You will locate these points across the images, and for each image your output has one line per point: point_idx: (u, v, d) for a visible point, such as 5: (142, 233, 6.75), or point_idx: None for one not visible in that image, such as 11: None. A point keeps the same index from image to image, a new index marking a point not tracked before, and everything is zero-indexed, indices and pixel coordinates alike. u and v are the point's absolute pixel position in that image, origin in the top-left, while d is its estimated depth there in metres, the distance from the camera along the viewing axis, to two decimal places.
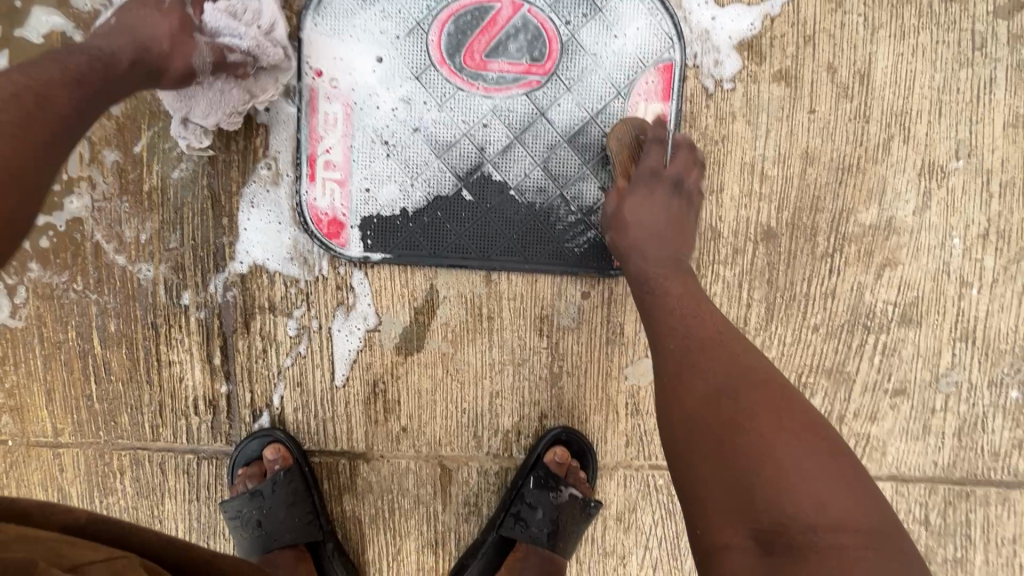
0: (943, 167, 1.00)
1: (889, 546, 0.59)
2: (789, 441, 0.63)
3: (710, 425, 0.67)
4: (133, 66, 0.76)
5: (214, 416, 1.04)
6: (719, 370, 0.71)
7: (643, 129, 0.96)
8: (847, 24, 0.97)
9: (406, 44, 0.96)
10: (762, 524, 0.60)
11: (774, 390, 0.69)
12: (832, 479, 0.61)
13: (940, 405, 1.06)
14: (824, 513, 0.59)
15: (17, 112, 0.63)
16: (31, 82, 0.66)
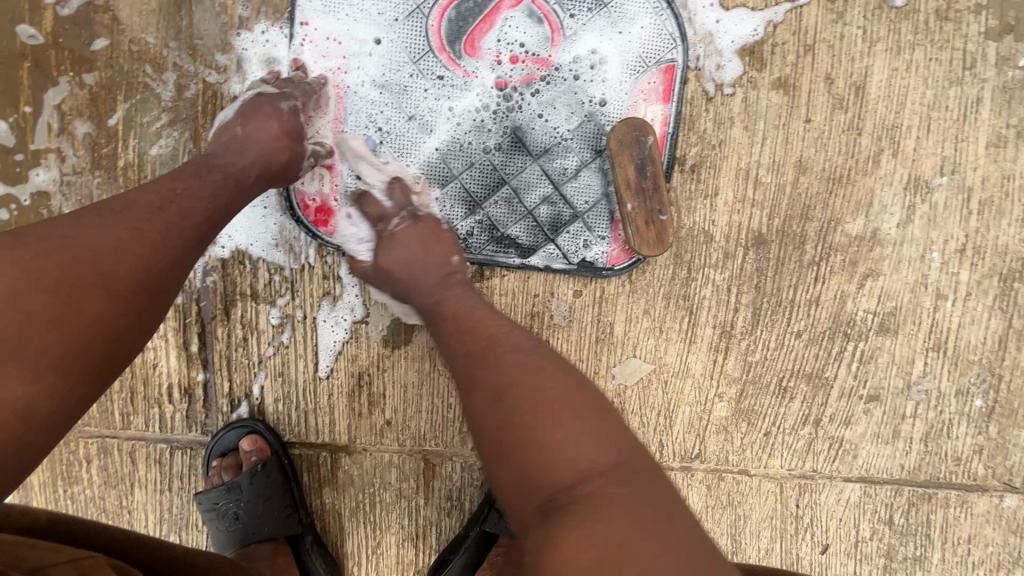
0: (928, 182, 1.02)
1: (636, 481, 0.61)
2: (569, 420, 0.63)
3: (495, 422, 0.66)
4: (241, 189, 0.79)
5: (189, 405, 1.00)
6: (484, 378, 0.70)
7: (641, 132, 0.95)
8: (847, 35, 0.98)
9: (404, 27, 0.93)
10: (543, 495, 0.60)
11: (557, 380, 0.67)
12: (578, 437, 0.62)
13: (910, 411, 1.10)
14: (576, 469, 0.60)
15: (130, 229, 0.64)
16: (136, 200, 0.68)
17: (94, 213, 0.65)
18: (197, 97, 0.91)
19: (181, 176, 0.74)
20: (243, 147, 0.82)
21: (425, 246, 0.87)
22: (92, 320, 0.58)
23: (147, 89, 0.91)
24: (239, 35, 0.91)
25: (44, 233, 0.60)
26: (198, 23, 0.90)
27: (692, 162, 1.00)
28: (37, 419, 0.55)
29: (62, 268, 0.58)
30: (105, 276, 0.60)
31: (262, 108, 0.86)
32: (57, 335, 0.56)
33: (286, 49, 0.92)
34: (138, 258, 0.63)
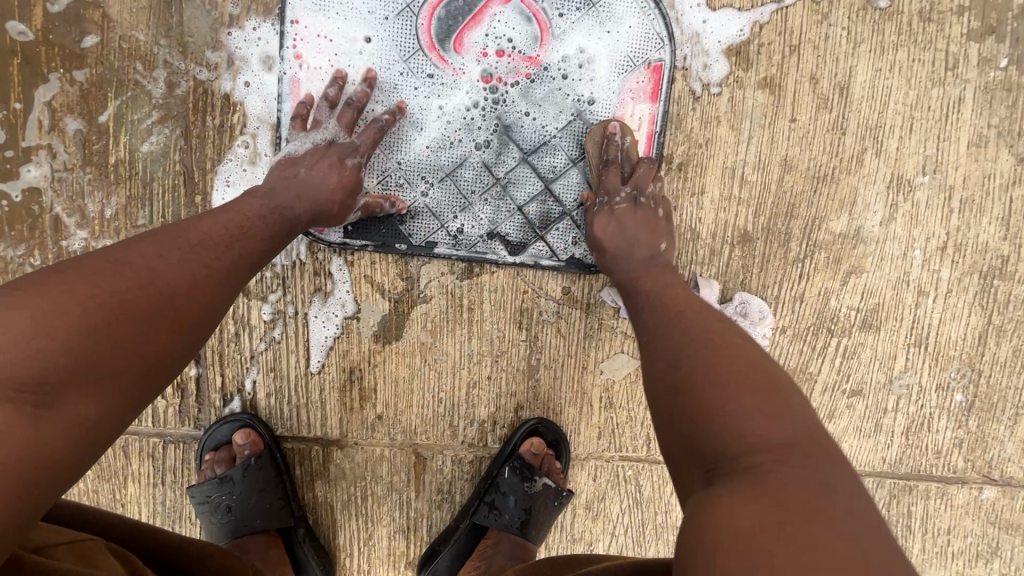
0: (910, 181, 1.04)
1: (862, 509, 0.54)
2: (736, 394, 0.62)
3: (664, 386, 0.68)
4: (293, 234, 0.83)
5: (182, 400, 1.01)
6: (669, 347, 0.71)
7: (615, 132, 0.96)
8: (832, 36, 1.00)
9: (395, 26, 0.94)
10: (707, 461, 0.60)
11: (745, 374, 0.64)
12: (759, 412, 0.60)
13: (892, 405, 1.12)
14: (748, 442, 0.59)
15: (204, 266, 0.68)
16: (207, 234, 0.72)
17: (172, 242, 0.68)
18: (188, 95, 0.92)
19: (245, 212, 0.79)
20: (302, 190, 0.86)
21: (644, 231, 0.93)
22: (160, 352, 0.61)
23: (138, 86, 0.91)
24: (229, 32, 0.91)
25: (130, 261, 0.63)
26: (188, 21, 0.90)
27: (679, 160, 1.02)
28: (95, 443, 0.57)
29: (145, 299, 0.61)
30: (177, 304, 0.63)
31: (328, 157, 0.89)
32: (130, 364, 0.58)
33: (277, 46, 0.92)
34: (207, 296, 0.67)
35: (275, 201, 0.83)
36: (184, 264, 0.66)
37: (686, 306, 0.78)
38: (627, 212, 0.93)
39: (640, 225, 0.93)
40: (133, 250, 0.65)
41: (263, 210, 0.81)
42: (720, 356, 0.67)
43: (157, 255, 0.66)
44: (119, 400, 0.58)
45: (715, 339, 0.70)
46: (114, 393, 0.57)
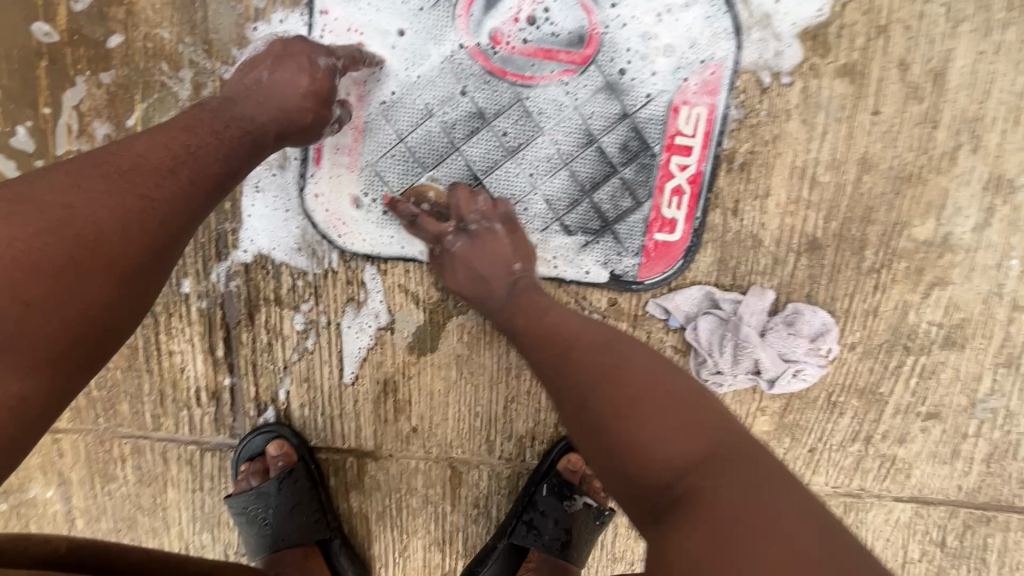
0: (1012, 182, 0.91)
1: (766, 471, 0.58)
2: (653, 409, 0.62)
3: (580, 418, 0.67)
4: (256, 149, 0.75)
5: (218, 409, 1.00)
6: (580, 367, 0.70)
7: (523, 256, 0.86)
8: (927, 14, 0.86)
9: (431, 18, 0.87)
10: (651, 471, 0.59)
11: (665, 395, 0.64)
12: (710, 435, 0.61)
13: (973, 430, 1.01)
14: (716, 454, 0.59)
15: (138, 197, 0.62)
16: (141, 158, 0.65)
17: (95, 170, 0.62)
18: (215, 96, 0.87)
19: (196, 129, 0.71)
20: (266, 98, 0.76)
21: (491, 254, 0.86)
22: (91, 301, 0.57)
23: (164, 87, 0.87)
24: (255, 27, 0.85)
25: (37, 197, 0.57)
26: (212, 17, 0.85)
27: (742, 159, 0.92)
28: (32, 412, 0.54)
29: (59, 245, 0.55)
30: (106, 251, 0.58)
31: (296, 56, 0.78)
32: (55, 324, 0.54)
33: (305, 39, 0.86)
34: (146, 234, 0.61)
35: (233, 118, 0.74)
36: (111, 197, 0.60)
37: (566, 326, 0.77)
38: (484, 245, 0.86)
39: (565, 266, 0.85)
40: (46, 190, 0.58)
41: (216, 129, 0.72)
42: (663, 377, 0.67)
43: (67, 191, 0.59)
44: (44, 362, 0.54)
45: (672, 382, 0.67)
46: (39, 351, 0.53)
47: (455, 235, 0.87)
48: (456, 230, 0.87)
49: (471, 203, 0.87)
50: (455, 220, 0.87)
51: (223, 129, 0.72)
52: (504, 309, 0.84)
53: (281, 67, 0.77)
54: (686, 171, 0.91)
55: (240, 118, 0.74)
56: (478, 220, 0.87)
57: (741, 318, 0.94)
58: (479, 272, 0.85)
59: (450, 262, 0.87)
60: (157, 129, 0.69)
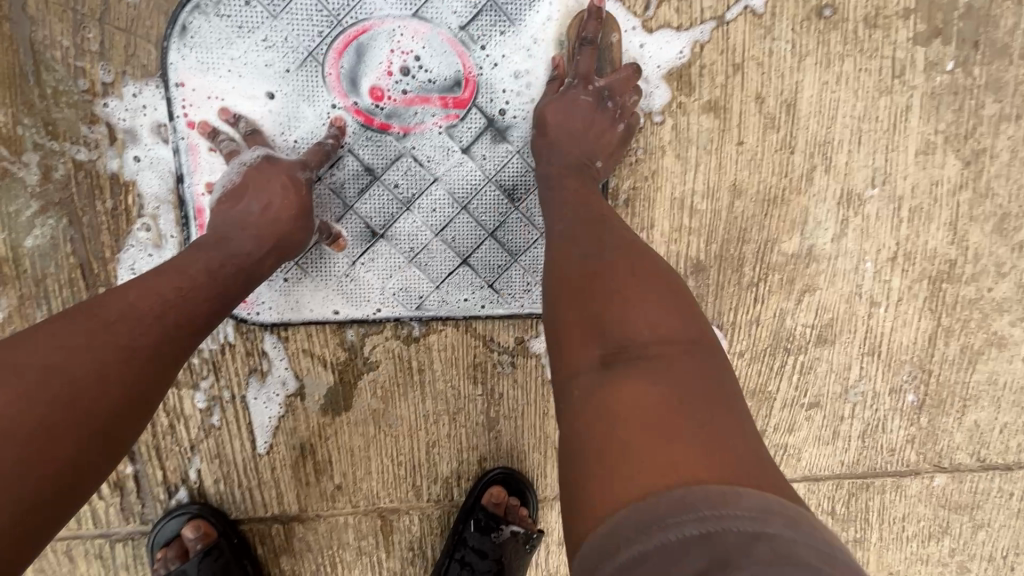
0: (860, 195, 1.02)
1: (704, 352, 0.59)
2: (653, 300, 0.61)
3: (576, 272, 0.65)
4: (250, 282, 0.72)
5: (123, 498, 0.95)
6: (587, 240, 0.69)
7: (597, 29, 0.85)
8: (776, 50, 0.93)
9: (299, 79, 0.82)
10: (608, 346, 0.59)
11: (665, 285, 0.63)
12: (646, 301, 0.60)
13: (848, 412, 1.14)
14: (653, 326, 0.59)
15: (119, 347, 0.57)
16: (132, 305, 0.60)
17: (82, 322, 0.57)
18: (69, 178, 0.80)
19: (188, 268, 0.67)
20: (260, 229, 0.73)
21: (588, 130, 0.84)
22: (57, 469, 0.51)
23: (8, 174, 0.79)
24: (105, 103, 0.79)
25: (15, 360, 0.52)
26: (53, 95, 0.78)
27: (626, 195, 0.96)
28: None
29: (32, 409, 0.50)
30: (83, 411, 0.53)
31: (277, 177, 0.76)
32: (17, 495, 0.48)
33: (166, 111, 0.80)
34: (125, 386, 0.56)
35: (231, 255, 0.70)
36: (90, 352, 0.55)
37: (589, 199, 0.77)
38: (584, 108, 0.84)
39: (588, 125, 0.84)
40: (27, 348, 0.53)
41: (211, 270, 0.68)
42: (663, 279, 0.65)
43: (46, 348, 0.54)
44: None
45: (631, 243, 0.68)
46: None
47: (569, 86, 0.86)
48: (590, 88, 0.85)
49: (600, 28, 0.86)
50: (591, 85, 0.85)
51: (220, 269, 0.69)
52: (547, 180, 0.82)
53: (269, 192, 0.75)
54: None
55: (235, 253, 0.71)
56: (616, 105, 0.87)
57: None
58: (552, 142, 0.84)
59: (547, 143, 0.84)
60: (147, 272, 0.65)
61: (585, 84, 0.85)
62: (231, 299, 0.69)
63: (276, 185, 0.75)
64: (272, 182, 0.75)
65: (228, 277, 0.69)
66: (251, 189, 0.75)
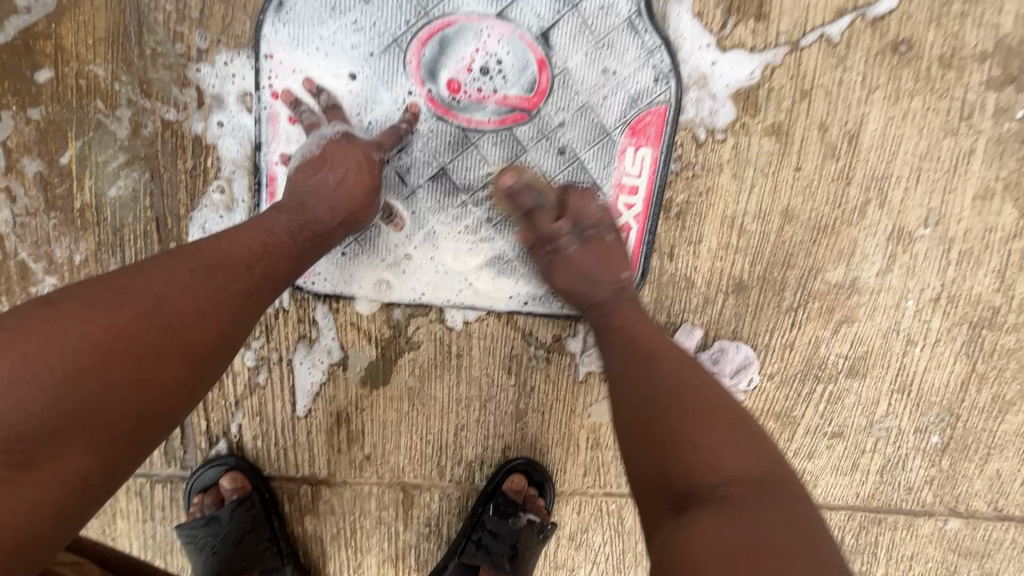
0: (912, 233, 1.02)
1: (768, 492, 0.64)
2: (722, 438, 0.68)
3: (633, 418, 0.74)
4: (321, 249, 0.77)
5: (168, 442, 1.01)
6: (655, 372, 0.77)
7: (521, 184, 0.90)
8: (846, 81, 0.94)
9: (381, 63, 0.85)
10: (682, 488, 0.65)
11: (724, 422, 0.70)
12: (729, 447, 0.67)
13: (870, 446, 1.15)
14: (725, 470, 0.65)
15: (215, 290, 0.63)
16: (226, 254, 0.67)
17: (185, 263, 0.63)
18: (156, 136, 0.85)
19: (273, 227, 0.73)
20: (333, 201, 0.78)
21: (601, 264, 0.89)
22: (161, 390, 0.58)
23: (101, 126, 0.84)
24: (198, 68, 0.83)
25: (135, 287, 0.59)
26: (151, 55, 0.82)
27: (678, 208, 0.98)
28: (90, 493, 0.55)
29: (143, 334, 0.57)
30: (182, 344, 0.59)
31: (354, 155, 0.81)
32: (126, 409, 0.56)
33: (253, 82, 0.84)
34: (217, 325, 0.62)
35: (306, 221, 0.76)
36: (191, 290, 0.61)
37: (663, 342, 0.81)
38: (609, 247, 0.90)
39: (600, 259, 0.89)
40: (142, 279, 0.60)
41: (290, 232, 0.74)
42: (735, 422, 0.70)
43: (155, 281, 0.60)
44: (108, 441, 0.55)
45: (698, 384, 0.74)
46: (109, 436, 0.55)
47: (556, 235, 0.90)
48: (570, 231, 0.90)
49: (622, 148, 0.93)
50: (571, 221, 0.90)
51: (298, 233, 0.75)
52: (587, 305, 0.90)
53: (344, 168, 0.80)
54: (632, 211, 0.97)
55: (310, 221, 0.76)
56: (593, 226, 0.91)
57: None
58: (565, 275, 0.90)
59: (561, 265, 0.90)
60: (239, 226, 0.71)
61: (575, 222, 0.90)
62: (306, 261, 0.75)
63: (352, 162, 0.80)
64: (349, 158, 0.80)
65: (304, 241, 0.75)
66: (329, 163, 0.80)
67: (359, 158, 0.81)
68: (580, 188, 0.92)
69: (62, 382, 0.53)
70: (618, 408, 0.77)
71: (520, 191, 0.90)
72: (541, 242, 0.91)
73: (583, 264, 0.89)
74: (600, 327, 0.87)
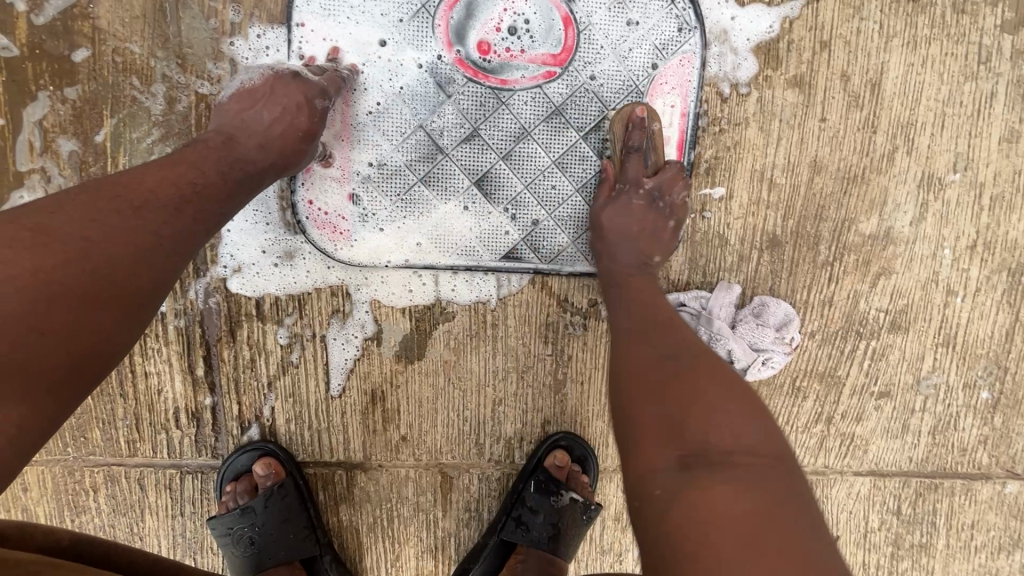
0: (942, 179, 1.01)
1: (786, 473, 0.61)
2: (721, 399, 0.65)
3: (643, 377, 0.69)
4: (254, 186, 0.75)
5: (198, 430, 0.98)
6: (672, 341, 0.74)
7: (639, 121, 0.89)
8: (863, 30, 0.96)
9: (411, 28, 0.88)
10: (687, 448, 0.61)
11: (735, 390, 0.66)
12: (737, 416, 0.63)
13: (919, 406, 1.11)
14: (738, 441, 0.62)
15: (148, 233, 0.61)
16: (151, 192, 0.64)
17: (107, 203, 0.60)
18: (190, 110, 0.86)
19: (201, 165, 0.70)
20: (264, 139, 0.76)
21: (640, 231, 0.89)
22: (97, 336, 0.56)
23: (135, 102, 0.85)
24: (232, 41, 0.85)
25: (53, 228, 0.55)
26: (187, 31, 0.84)
27: (708, 164, 0.98)
28: (24, 446, 0.52)
29: (69, 276, 0.54)
30: (113, 288, 0.57)
31: (292, 95, 0.78)
32: (62, 355, 0.53)
33: (286, 51, 0.86)
34: (150, 269, 0.60)
35: (234, 161, 0.73)
36: (120, 233, 0.59)
37: (663, 313, 0.80)
38: (639, 210, 0.90)
39: (632, 221, 0.90)
40: (60, 216, 0.57)
41: (223, 172, 0.71)
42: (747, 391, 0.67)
43: (76, 219, 0.57)
44: (43, 395, 0.52)
45: (711, 357, 0.71)
46: (39, 386, 0.52)
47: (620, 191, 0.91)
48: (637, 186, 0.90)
49: (644, 137, 0.89)
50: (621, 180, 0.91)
51: (235, 173, 0.72)
52: (612, 276, 0.88)
53: (271, 107, 0.77)
54: None
55: (242, 163, 0.73)
56: (630, 188, 0.90)
57: (711, 313, 0.99)
58: (614, 245, 0.89)
59: (619, 208, 0.90)
60: (153, 162, 0.68)
61: (637, 187, 0.90)
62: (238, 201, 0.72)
63: (290, 101, 0.77)
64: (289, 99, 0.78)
65: (237, 183, 0.72)
66: (263, 101, 0.77)
67: (298, 98, 0.78)
68: (654, 162, 0.92)
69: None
70: (613, 359, 0.75)
71: (631, 126, 0.89)
72: (618, 180, 0.91)
73: (622, 241, 0.89)
74: (614, 288, 0.87)
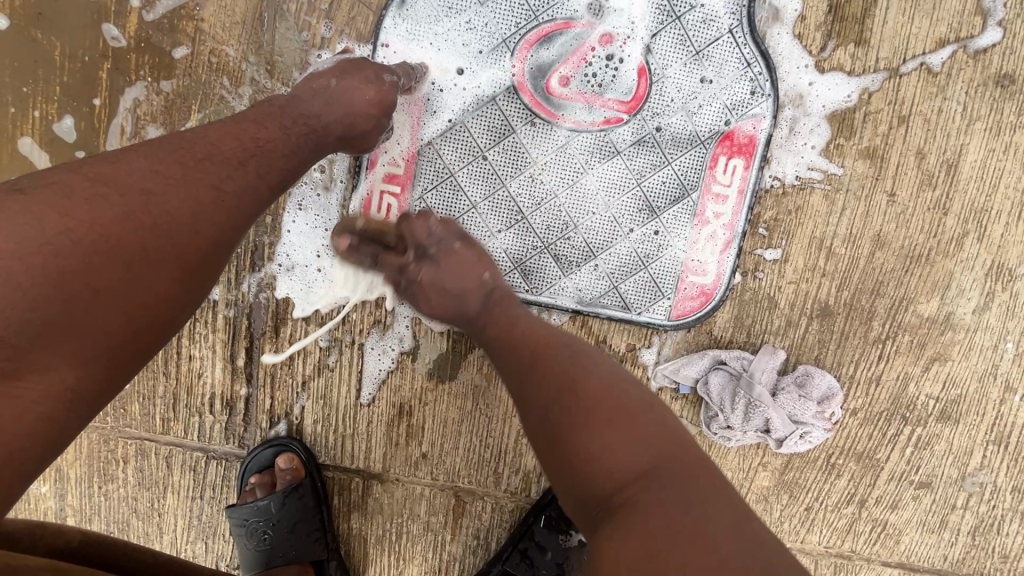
0: (1012, 271, 0.97)
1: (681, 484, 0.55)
2: (630, 437, 0.59)
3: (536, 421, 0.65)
4: (318, 147, 0.76)
5: (230, 418, 1.00)
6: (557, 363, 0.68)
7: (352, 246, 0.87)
8: (945, 110, 0.93)
9: (488, 61, 0.90)
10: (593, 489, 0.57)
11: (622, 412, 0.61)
12: (630, 440, 0.58)
13: (961, 502, 1.05)
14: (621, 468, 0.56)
15: (210, 188, 0.61)
16: (215, 147, 0.65)
17: (171, 157, 0.61)
18: None
19: (266, 122, 0.71)
20: (329, 98, 0.77)
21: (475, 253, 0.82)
22: (156, 295, 0.57)
23: (222, 101, 0.90)
24: (320, 55, 0.89)
25: (116, 178, 0.57)
26: (280, 40, 0.89)
27: (766, 225, 0.96)
28: (86, 405, 0.54)
29: (131, 231, 0.55)
30: (174, 246, 0.57)
31: (364, 70, 0.81)
32: (119, 315, 0.54)
33: None
34: (212, 227, 0.60)
35: (297, 117, 0.74)
36: (185, 188, 0.59)
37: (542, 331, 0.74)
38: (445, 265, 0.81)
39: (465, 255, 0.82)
40: (126, 169, 0.58)
41: (289, 124, 0.73)
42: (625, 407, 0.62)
43: (137, 173, 0.58)
44: (100, 356, 0.54)
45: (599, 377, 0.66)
46: (93, 347, 0.53)
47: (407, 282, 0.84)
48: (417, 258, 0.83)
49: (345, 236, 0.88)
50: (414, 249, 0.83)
51: (302, 127, 0.74)
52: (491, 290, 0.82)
53: (338, 80, 0.79)
54: (721, 219, 0.95)
55: (309, 117, 0.75)
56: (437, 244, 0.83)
57: (753, 375, 0.96)
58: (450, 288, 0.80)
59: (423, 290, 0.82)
60: (225, 120, 0.69)
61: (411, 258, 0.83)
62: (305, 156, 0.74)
63: (355, 78, 0.80)
64: (353, 74, 0.80)
65: (305, 137, 0.74)
66: (335, 73, 0.80)
67: (365, 76, 0.80)
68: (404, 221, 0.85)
69: (46, 284, 0.50)
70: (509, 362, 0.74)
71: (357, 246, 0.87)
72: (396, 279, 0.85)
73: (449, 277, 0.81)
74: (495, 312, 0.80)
